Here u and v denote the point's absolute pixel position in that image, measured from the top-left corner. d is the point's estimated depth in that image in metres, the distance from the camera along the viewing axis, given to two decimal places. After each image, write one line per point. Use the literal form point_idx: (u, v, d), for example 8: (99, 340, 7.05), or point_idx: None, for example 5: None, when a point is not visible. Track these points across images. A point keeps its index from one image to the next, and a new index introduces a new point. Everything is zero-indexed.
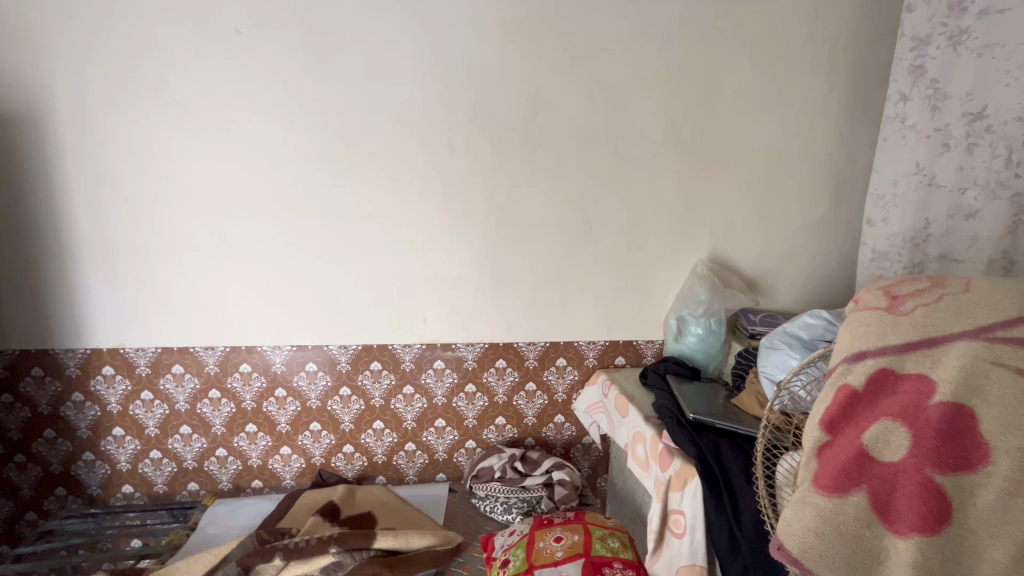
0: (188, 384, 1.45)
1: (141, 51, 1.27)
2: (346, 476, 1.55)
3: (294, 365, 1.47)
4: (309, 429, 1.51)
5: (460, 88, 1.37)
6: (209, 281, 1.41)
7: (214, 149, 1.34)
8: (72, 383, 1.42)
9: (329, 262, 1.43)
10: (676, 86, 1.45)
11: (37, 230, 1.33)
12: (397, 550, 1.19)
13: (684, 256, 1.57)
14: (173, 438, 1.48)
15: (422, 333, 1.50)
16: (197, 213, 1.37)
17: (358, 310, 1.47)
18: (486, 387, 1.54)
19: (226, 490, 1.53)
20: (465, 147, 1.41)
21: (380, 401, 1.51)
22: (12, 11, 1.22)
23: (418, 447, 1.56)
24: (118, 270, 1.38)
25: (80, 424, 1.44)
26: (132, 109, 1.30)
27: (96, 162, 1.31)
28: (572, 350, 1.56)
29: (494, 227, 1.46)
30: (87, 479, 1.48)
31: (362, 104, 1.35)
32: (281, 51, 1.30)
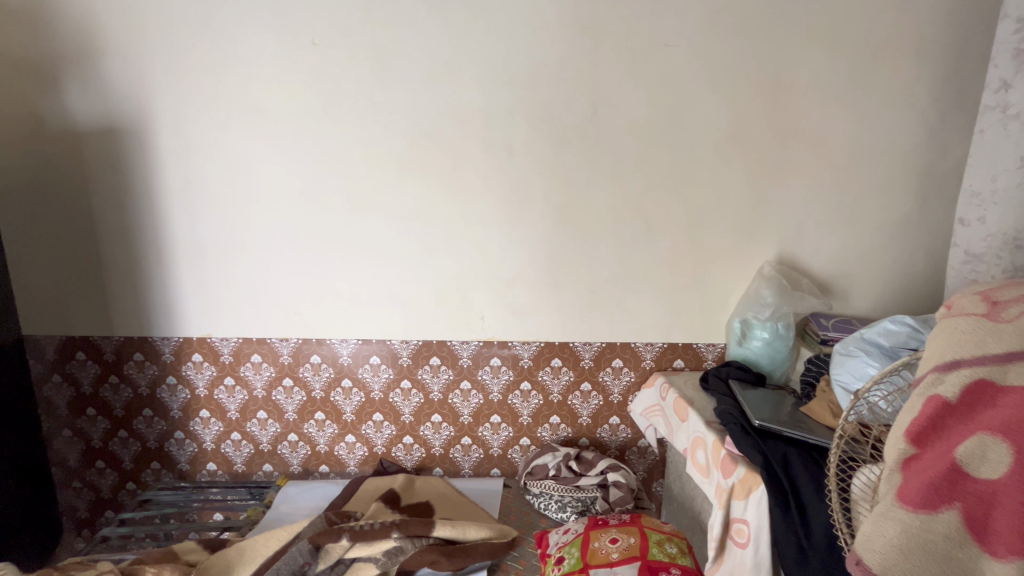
0: (265, 372, 1.56)
1: (229, 64, 1.39)
2: (406, 466, 1.62)
3: (359, 358, 1.55)
4: (372, 418, 1.59)
5: (521, 89, 1.39)
6: (285, 277, 1.51)
7: (291, 152, 1.43)
8: (167, 368, 1.57)
9: (392, 260, 1.50)
10: (744, 81, 1.40)
11: (140, 229, 1.48)
12: (455, 539, 1.23)
13: (749, 257, 1.51)
14: (251, 421, 1.60)
15: (480, 330, 1.54)
16: (275, 213, 1.47)
17: (420, 306, 1.53)
18: (541, 385, 1.56)
19: (296, 473, 1.64)
20: (525, 148, 1.43)
21: (439, 395, 1.57)
22: (124, 33, 1.37)
23: (474, 441, 1.60)
24: (207, 265, 1.51)
25: (173, 405, 1.59)
26: (221, 118, 1.42)
27: (189, 167, 1.44)
28: (628, 351, 1.55)
29: (551, 227, 1.47)
30: (178, 455, 1.63)
31: (427, 108, 1.40)
32: (353, 59, 1.38)
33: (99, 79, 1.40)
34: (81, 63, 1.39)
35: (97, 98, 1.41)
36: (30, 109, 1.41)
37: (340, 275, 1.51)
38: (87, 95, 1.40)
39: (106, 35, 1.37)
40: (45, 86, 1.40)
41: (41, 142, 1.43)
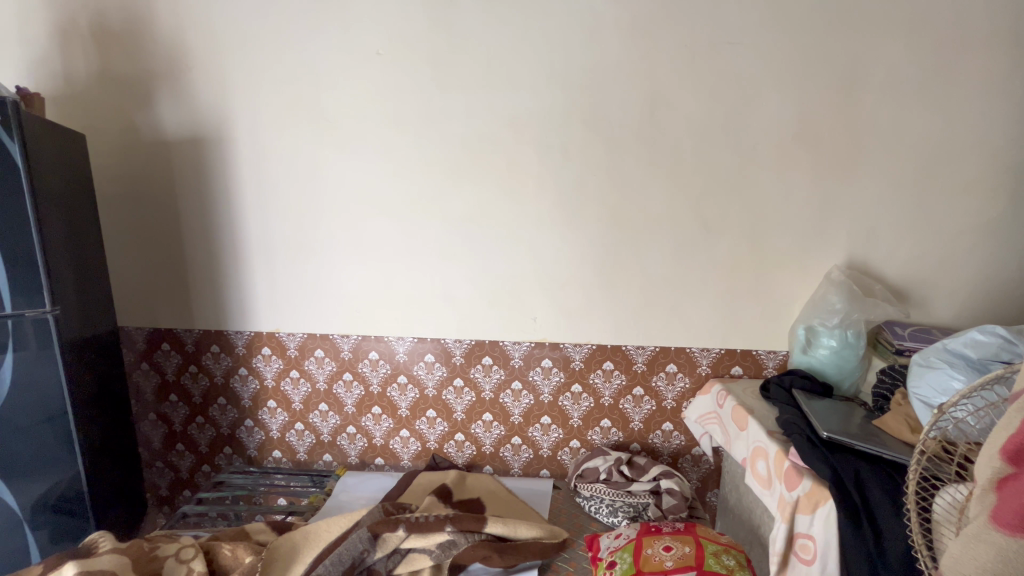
0: (326, 366, 1.64)
1: (300, 76, 1.48)
2: (457, 462, 1.66)
3: (415, 355, 1.60)
4: (426, 414, 1.64)
5: (577, 92, 1.40)
6: (347, 276, 1.59)
7: (354, 158, 1.51)
8: (239, 359, 1.68)
9: (448, 260, 1.54)
10: (811, 77, 1.34)
11: (219, 230, 1.60)
12: (507, 537, 1.25)
13: (814, 261, 1.44)
14: (313, 413, 1.69)
15: (531, 331, 1.55)
16: (339, 215, 1.55)
17: (473, 306, 1.56)
18: (592, 388, 1.55)
19: (354, 463, 1.71)
20: (579, 150, 1.43)
21: (490, 394, 1.59)
22: (208, 50, 1.49)
23: (523, 441, 1.62)
24: (277, 264, 1.61)
25: (244, 395, 1.70)
26: (291, 126, 1.51)
27: (262, 172, 1.55)
28: (683, 356, 1.51)
29: (605, 230, 1.47)
30: (247, 441, 1.75)
31: (484, 112, 1.43)
32: (414, 67, 1.43)
33: (186, 93, 1.53)
34: (172, 79, 1.52)
35: (184, 110, 1.53)
36: (128, 121, 1.56)
37: (399, 275, 1.57)
38: (176, 108, 1.53)
39: (193, 52, 1.50)
40: (141, 100, 1.54)
41: (136, 151, 1.57)
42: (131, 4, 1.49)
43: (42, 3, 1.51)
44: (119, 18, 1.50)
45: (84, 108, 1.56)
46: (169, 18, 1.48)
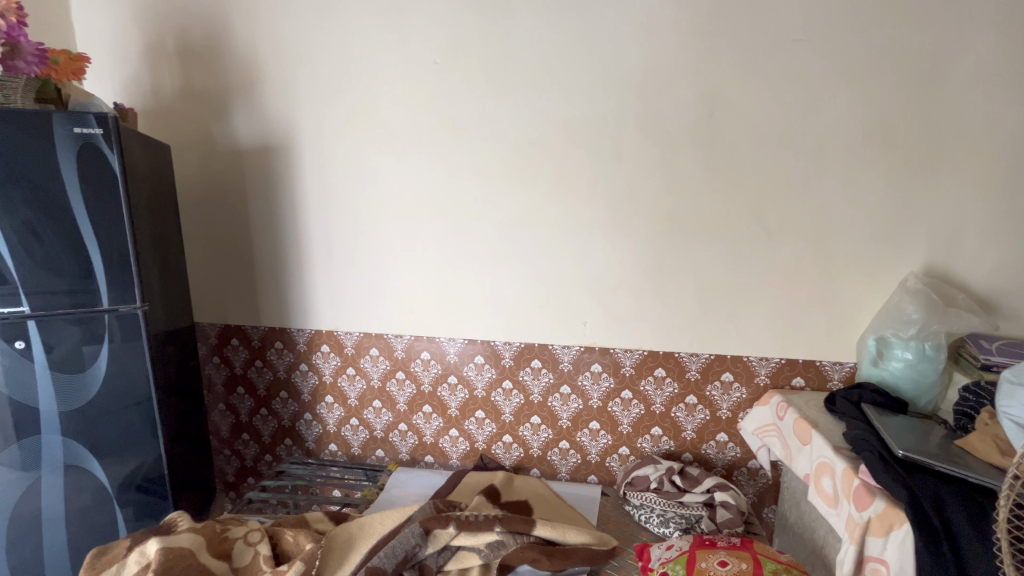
0: (381, 364, 1.71)
1: (362, 86, 1.55)
2: (504, 463, 1.67)
3: (465, 356, 1.63)
4: (474, 415, 1.66)
5: (631, 94, 1.39)
6: (402, 277, 1.64)
7: (411, 163, 1.56)
8: (300, 356, 1.77)
9: (499, 264, 1.56)
10: (885, 73, 1.27)
11: (284, 234, 1.70)
12: (555, 541, 1.25)
13: (886, 268, 1.36)
14: (367, 409, 1.75)
15: (581, 335, 1.54)
16: (395, 219, 1.60)
17: (523, 309, 1.57)
18: (643, 395, 1.52)
19: (405, 460, 1.76)
20: (633, 152, 1.41)
21: (539, 397, 1.60)
22: (278, 64, 1.59)
23: (571, 446, 1.61)
24: (336, 266, 1.69)
25: (304, 389, 1.80)
26: (352, 135, 1.58)
27: (325, 178, 1.63)
28: (740, 365, 1.46)
29: (658, 234, 1.44)
30: (306, 433, 1.83)
31: (537, 117, 1.45)
32: (470, 75, 1.46)
33: (258, 105, 1.63)
34: (245, 92, 1.63)
35: (256, 121, 1.64)
36: (207, 132, 1.68)
37: (451, 278, 1.60)
38: (249, 119, 1.64)
39: (265, 67, 1.60)
40: (218, 113, 1.66)
41: (212, 159, 1.70)
42: (211, 24, 1.61)
43: (136, 27, 1.66)
44: (201, 38, 1.62)
45: (169, 121, 1.70)
46: (244, 35, 1.59)
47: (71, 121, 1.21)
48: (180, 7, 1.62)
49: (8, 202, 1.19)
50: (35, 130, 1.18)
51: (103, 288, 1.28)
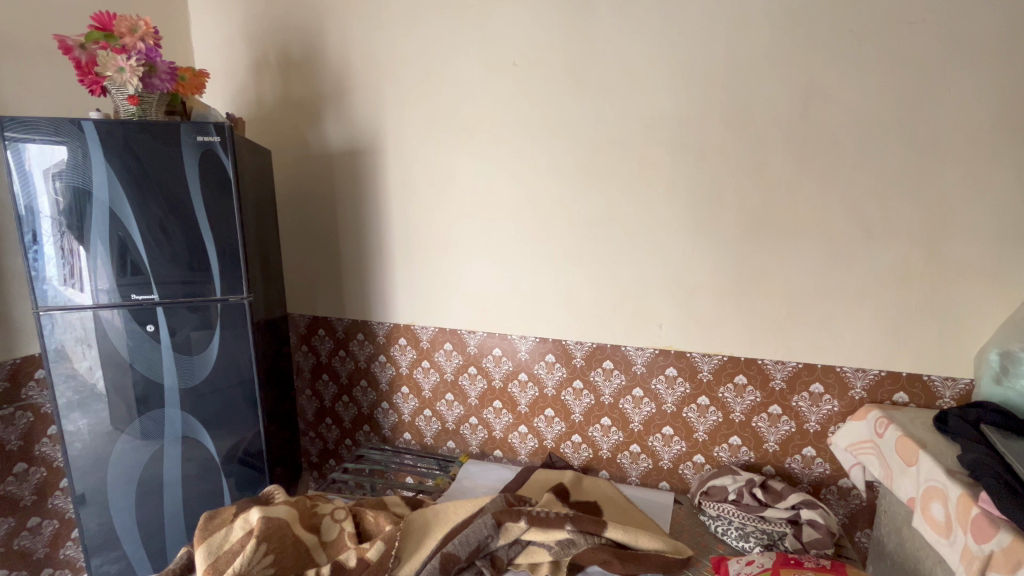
0: (454, 359, 1.76)
1: (444, 90, 1.60)
2: (573, 463, 1.67)
3: (536, 355, 1.65)
4: (544, 413, 1.68)
5: (718, 90, 1.33)
6: (476, 276, 1.69)
7: (488, 164, 1.60)
8: (380, 347, 1.87)
9: (572, 263, 1.56)
10: (1017, 56, 1.13)
11: (369, 232, 1.80)
12: (627, 544, 1.23)
13: (1012, 275, 1.21)
14: (440, 401, 1.82)
15: (657, 336, 1.51)
16: (472, 218, 1.65)
17: (596, 310, 1.56)
18: (721, 402, 1.46)
19: (475, 453, 1.81)
20: (718, 150, 1.36)
21: (610, 399, 1.58)
22: (368, 72, 1.69)
23: (643, 450, 1.58)
24: (414, 263, 1.76)
25: (382, 379, 1.90)
26: (434, 137, 1.65)
27: (406, 179, 1.71)
28: (831, 375, 1.36)
29: (742, 234, 1.38)
30: (383, 421, 1.94)
31: (616, 116, 1.43)
32: (548, 75, 1.48)
33: (349, 111, 1.74)
34: (337, 99, 1.75)
35: (346, 126, 1.75)
36: (302, 138, 1.82)
37: (525, 277, 1.63)
38: (340, 124, 1.76)
39: (355, 75, 1.71)
40: (312, 119, 1.79)
41: (306, 163, 1.83)
42: (309, 38, 1.74)
43: (245, 43, 1.83)
44: (300, 51, 1.76)
45: (271, 128, 1.86)
46: (337, 47, 1.71)
47: (196, 130, 1.35)
48: (283, 24, 1.76)
49: (145, 201, 1.35)
50: (167, 138, 1.34)
51: (217, 279, 1.43)
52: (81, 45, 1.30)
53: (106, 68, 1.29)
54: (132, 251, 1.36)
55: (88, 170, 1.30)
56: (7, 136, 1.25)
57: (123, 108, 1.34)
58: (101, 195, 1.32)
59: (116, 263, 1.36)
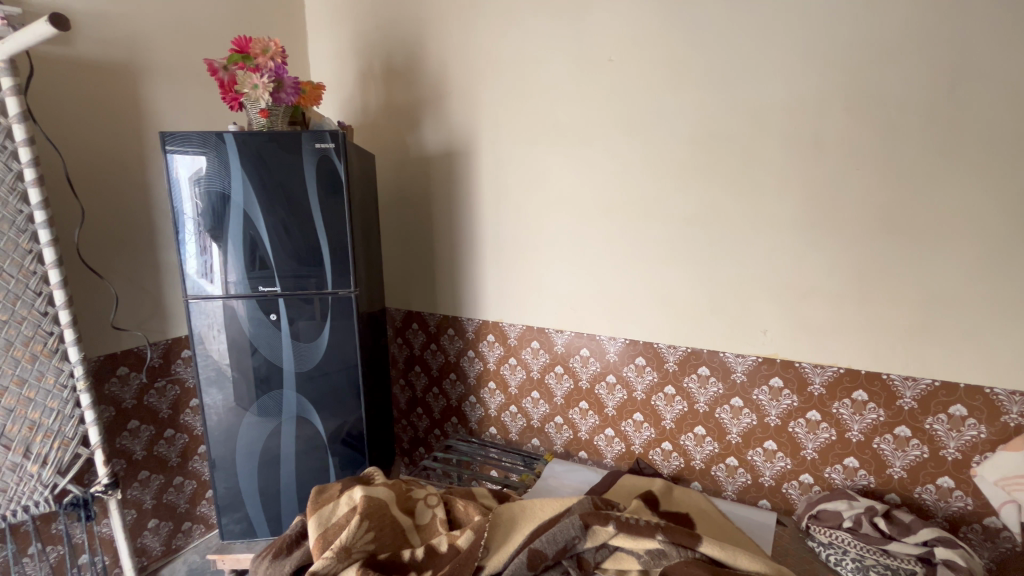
0: (541, 357, 1.78)
1: (537, 90, 1.62)
2: (662, 471, 1.61)
3: (625, 357, 1.61)
4: (632, 417, 1.63)
5: (839, 75, 1.21)
6: (565, 275, 1.68)
7: (579, 162, 1.58)
8: (469, 343, 1.93)
9: (666, 264, 1.50)
10: None
11: (461, 231, 1.87)
12: (724, 563, 1.16)
13: None
14: (526, 398, 1.84)
15: (760, 343, 1.41)
16: (562, 217, 1.65)
17: (691, 313, 1.49)
18: (835, 419, 1.33)
19: (559, 452, 1.81)
20: (838, 141, 1.24)
21: (705, 407, 1.50)
22: (464, 76, 1.75)
23: (740, 464, 1.48)
24: (504, 261, 1.80)
25: (470, 373, 1.96)
26: (525, 137, 1.67)
27: (497, 180, 1.75)
28: (978, 398, 1.18)
29: (865, 234, 1.24)
30: (470, 414, 2.00)
31: (719, 109, 1.35)
32: (646, 69, 1.43)
33: (446, 115, 1.81)
34: (435, 104, 1.83)
35: (442, 130, 1.83)
36: (403, 142, 1.93)
37: (615, 277, 1.59)
38: (437, 128, 1.84)
39: (452, 80, 1.77)
40: (412, 124, 1.89)
41: (405, 165, 1.94)
42: (411, 47, 1.84)
43: (355, 56, 1.98)
44: (402, 60, 1.87)
45: (375, 134, 2.00)
46: (436, 54, 1.79)
47: (314, 138, 1.49)
48: (388, 35, 1.88)
49: (271, 204, 1.50)
50: (291, 147, 1.48)
51: (329, 274, 1.57)
52: (224, 66, 1.48)
53: (244, 85, 1.46)
54: (260, 248, 1.52)
55: (227, 177, 1.48)
56: (166, 148, 1.46)
57: (256, 121, 1.51)
58: (236, 199, 1.49)
59: (247, 259, 1.53)
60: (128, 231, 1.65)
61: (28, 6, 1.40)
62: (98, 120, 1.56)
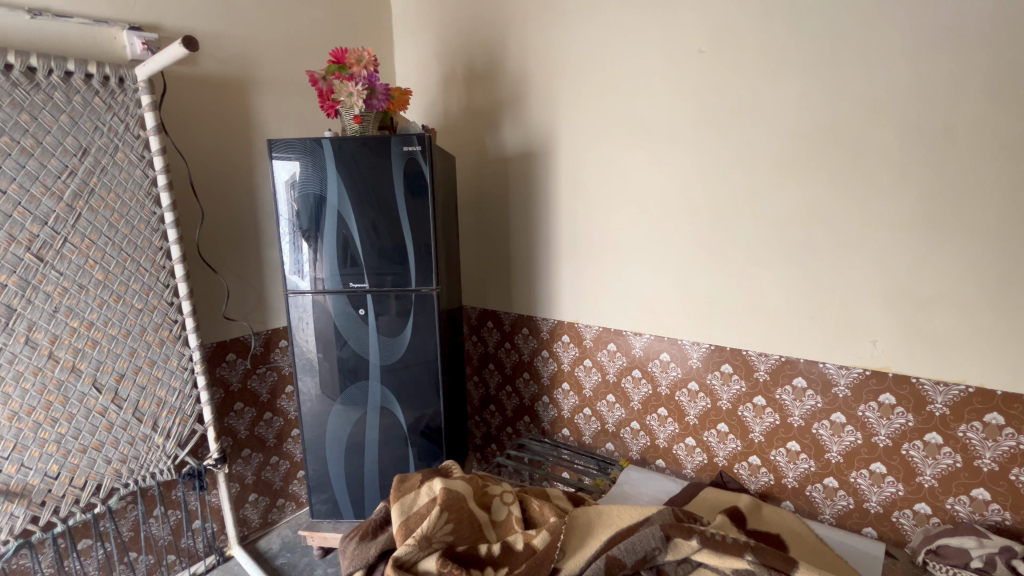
0: (618, 360, 1.73)
1: (620, 86, 1.58)
2: (749, 487, 1.51)
3: (710, 364, 1.53)
4: (716, 427, 1.55)
5: (974, 54, 1.07)
6: (645, 277, 1.63)
7: (663, 159, 1.53)
8: (544, 343, 1.93)
9: (758, 266, 1.41)
10: None
11: (538, 231, 1.87)
12: None
13: None
14: (601, 401, 1.81)
15: (869, 354, 1.28)
16: (643, 217, 1.60)
17: (786, 319, 1.39)
18: (961, 444, 1.18)
19: (635, 459, 1.76)
20: (970, 130, 1.09)
21: (800, 422, 1.39)
22: (545, 76, 1.74)
23: (841, 486, 1.35)
24: (581, 261, 1.78)
25: (545, 373, 1.95)
26: (606, 134, 1.63)
27: (575, 179, 1.73)
28: None
29: (1004, 235, 1.09)
30: (543, 414, 1.99)
31: (825, 98, 1.25)
32: (742, 59, 1.35)
33: (525, 116, 1.82)
34: (514, 105, 1.84)
35: (521, 131, 1.84)
36: (482, 143, 1.97)
37: (700, 279, 1.52)
38: (515, 129, 1.85)
39: (532, 79, 1.78)
40: (491, 126, 1.92)
41: (484, 166, 1.98)
42: (492, 50, 1.87)
43: (437, 61, 2.05)
44: (483, 62, 1.90)
45: (456, 136, 2.05)
46: (517, 55, 1.80)
47: (403, 142, 1.55)
48: (470, 39, 1.93)
49: (362, 205, 1.59)
50: (381, 151, 1.56)
51: (413, 272, 1.63)
52: (323, 77, 1.59)
53: (340, 94, 1.55)
54: (351, 246, 1.61)
55: (323, 179, 1.58)
56: (273, 154, 1.59)
57: (349, 126, 1.60)
58: (331, 201, 1.59)
59: (339, 257, 1.62)
60: (238, 230, 1.82)
61: (163, 31, 1.58)
62: (215, 130, 1.73)
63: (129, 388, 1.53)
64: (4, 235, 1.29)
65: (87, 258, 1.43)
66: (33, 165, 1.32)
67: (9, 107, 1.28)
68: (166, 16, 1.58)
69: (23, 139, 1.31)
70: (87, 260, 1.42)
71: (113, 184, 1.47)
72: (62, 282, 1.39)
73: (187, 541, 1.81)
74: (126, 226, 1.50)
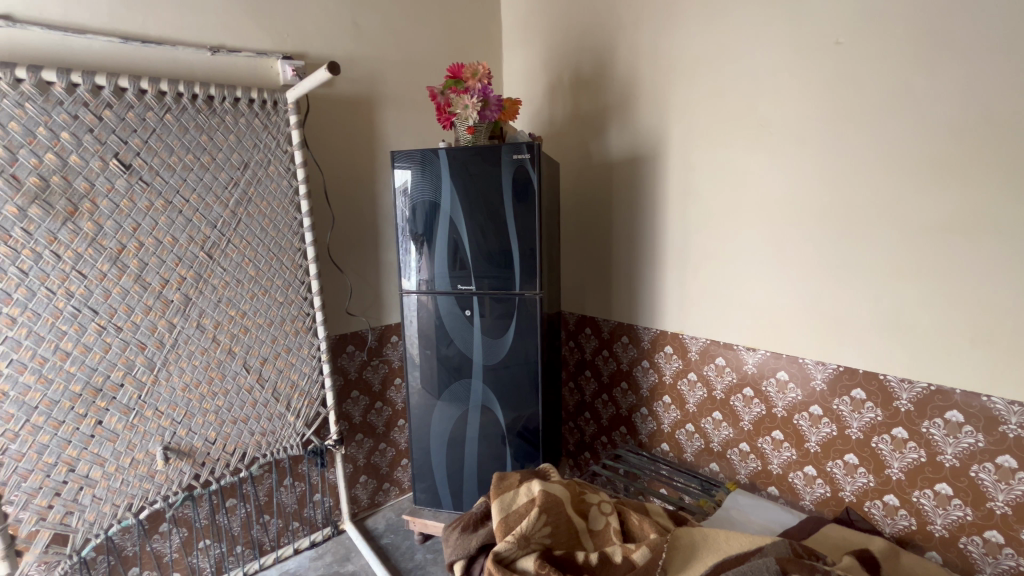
0: (726, 376, 1.63)
1: (741, 86, 1.49)
2: (883, 530, 1.34)
3: (838, 387, 1.38)
4: (842, 459, 1.39)
5: None
6: (762, 288, 1.52)
7: (787, 162, 1.42)
8: (644, 353, 1.88)
9: (901, 280, 1.25)
10: None
11: (642, 238, 1.83)
12: None
13: None
14: (706, 418, 1.71)
15: None
16: (762, 224, 1.50)
17: (939, 342, 1.21)
18: None
19: (743, 483, 1.64)
20: None
21: (953, 462, 1.20)
22: (656, 79, 1.70)
23: (1008, 543, 1.15)
24: (690, 269, 1.70)
25: (644, 384, 1.89)
26: (722, 137, 1.55)
27: (685, 184, 1.67)
28: None
29: None
30: (641, 426, 1.93)
31: (998, 88, 1.08)
32: (888, 48, 1.21)
33: (633, 120, 1.79)
34: (623, 109, 1.82)
35: (628, 136, 1.81)
36: (586, 150, 1.97)
37: (827, 292, 1.39)
38: (622, 134, 1.83)
39: (642, 83, 1.75)
40: (597, 132, 1.92)
41: (588, 172, 1.98)
42: (601, 56, 1.87)
43: (545, 70, 2.10)
44: (591, 69, 1.91)
45: (560, 143, 2.08)
46: (627, 59, 1.78)
47: (513, 150, 1.61)
48: (579, 46, 1.94)
49: (472, 211, 1.67)
50: (491, 159, 1.63)
51: (517, 276, 1.68)
52: (442, 91, 1.69)
53: (457, 107, 1.65)
54: (461, 250, 1.70)
55: (437, 188, 1.68)
56: (395, 165, 1.73)
57: (463, 137, 1.70)
58: (444, 207, 1.69)
59: (449, 260, 1.72)
60: (361, 234, 2.01)
61: (308, 58, 1.80)
62: (346, 144, 1.92)
63: (270, 370, 1.76)
64: (186, 236, 1.55)
65: (244, 257, 1.66)
66: (208, 177, 1.57)
67: (193, 129, 1.53)
68: (312, 46, 1.80)
69: (202, 155, 1.56)
70: (244, 258, 1.66)
71: (266, 194, 1.70)
72: (225, 277, 1.63)
73: (309, 511, 2.02)
74: (274, 229, 1.72)
